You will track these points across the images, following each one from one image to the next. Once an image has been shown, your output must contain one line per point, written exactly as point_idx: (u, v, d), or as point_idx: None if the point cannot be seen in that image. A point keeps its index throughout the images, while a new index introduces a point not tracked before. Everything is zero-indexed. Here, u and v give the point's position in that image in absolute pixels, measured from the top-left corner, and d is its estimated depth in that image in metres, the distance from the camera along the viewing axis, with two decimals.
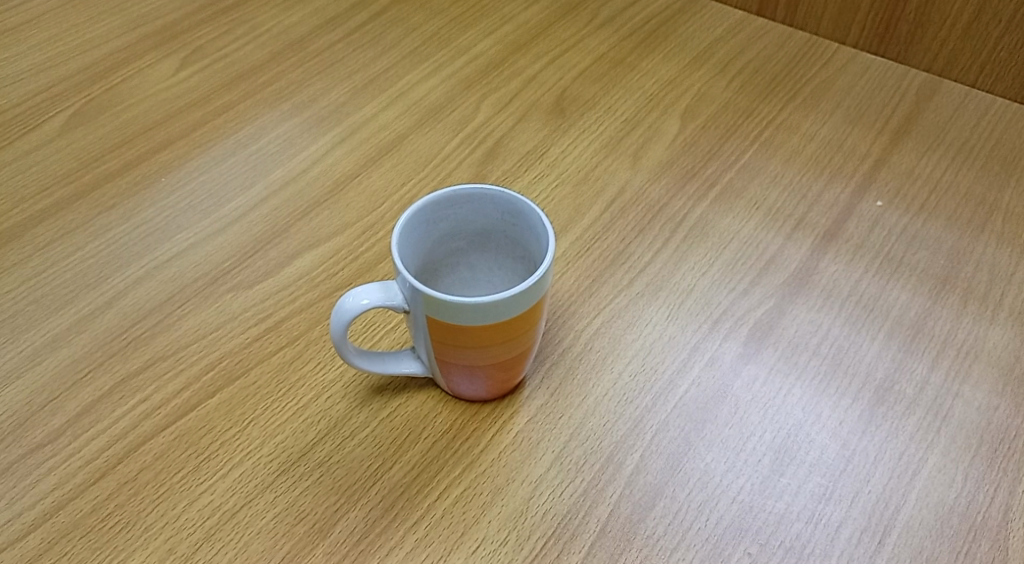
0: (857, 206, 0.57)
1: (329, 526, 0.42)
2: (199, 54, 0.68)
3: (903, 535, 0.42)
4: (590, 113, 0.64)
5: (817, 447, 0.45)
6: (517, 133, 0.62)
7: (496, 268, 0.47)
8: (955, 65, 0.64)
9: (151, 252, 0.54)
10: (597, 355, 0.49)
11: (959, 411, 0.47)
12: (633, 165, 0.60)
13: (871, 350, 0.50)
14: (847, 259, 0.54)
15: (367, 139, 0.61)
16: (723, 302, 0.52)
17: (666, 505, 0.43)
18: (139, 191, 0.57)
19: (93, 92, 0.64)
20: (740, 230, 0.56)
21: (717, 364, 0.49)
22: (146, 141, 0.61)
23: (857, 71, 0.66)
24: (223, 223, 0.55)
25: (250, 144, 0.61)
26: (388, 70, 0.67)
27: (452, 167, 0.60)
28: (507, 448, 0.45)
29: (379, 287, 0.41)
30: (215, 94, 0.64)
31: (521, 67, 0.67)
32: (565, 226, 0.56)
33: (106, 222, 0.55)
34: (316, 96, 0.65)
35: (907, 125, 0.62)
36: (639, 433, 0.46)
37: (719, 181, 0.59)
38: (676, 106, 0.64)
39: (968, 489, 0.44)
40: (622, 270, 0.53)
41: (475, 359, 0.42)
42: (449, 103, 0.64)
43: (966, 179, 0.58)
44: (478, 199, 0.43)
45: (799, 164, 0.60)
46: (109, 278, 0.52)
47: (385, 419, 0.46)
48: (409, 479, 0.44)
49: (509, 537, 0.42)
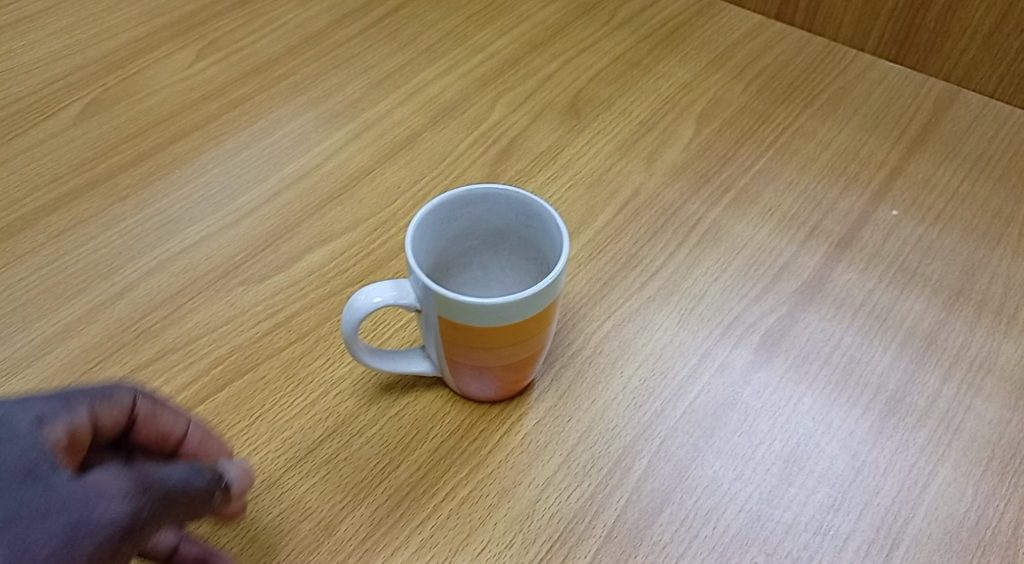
0: (872, 215, 0.57)
1: (335, 524, 0.42)
2: (215, 46, 0.67)
3: (910, 549, 0.42)
4: (605, 115, 0.63)
5: (826, 457, 0.45)
6: (532, 133, 0.62)
7: (507, 268, 0.47)
8: (974, 75, 0.64)
9: (163, 244, 0.54)
10: (607, 358, 0.49)
11: (971, 424, 0.46)
12: (647, 168, 0.59)
13: (882, 362, 0.49)
14: (860, 268, 0.54)
15: (381, 136, 0.61)
16: (734, 308, 0.51)
17: (673, 512, 0.43)
18: (153, 182, 0.57)
19: (109, 82, 0.64)
20: (753, 237, 0.55)
21: (727, 371, 0.48)
22: (160, 133, 0.61)
23: (875, 78, 0.66)
24: (235, 217, 0.55)
25: (264, 138, 0.61)
26: (404, 66, 0.67)
27: (465, 165, 0.59)
28: (514, 450, 0.45)
29: (391, 285, 0.41)
30: (230, 87, 0.64)
31: (537, 66, 0.67)
32: (577, 228, 0.56)
33: (119, 212, 0.55)
34: (331, 90, 0.65)
35: (924, 134, 0.62)
36: (647, 439, 0.46)
37: (733, 187, 0.59)
38: (691, 109, 0.64)
39: (977, 504, 0.43)
40: (633, 274, 0.53)
41: (485, 360, 0.42)
42: (463, 101, 0.64)
43: (983, 190, 0.58)
44: (491, 199, 0.43)
45: (815, 171, 0.59)
46: (121, 268, 0.52)
47: (393, 417, 0.46)
48: (416, 478, 0.44)
49: (514, 539, 0.42)
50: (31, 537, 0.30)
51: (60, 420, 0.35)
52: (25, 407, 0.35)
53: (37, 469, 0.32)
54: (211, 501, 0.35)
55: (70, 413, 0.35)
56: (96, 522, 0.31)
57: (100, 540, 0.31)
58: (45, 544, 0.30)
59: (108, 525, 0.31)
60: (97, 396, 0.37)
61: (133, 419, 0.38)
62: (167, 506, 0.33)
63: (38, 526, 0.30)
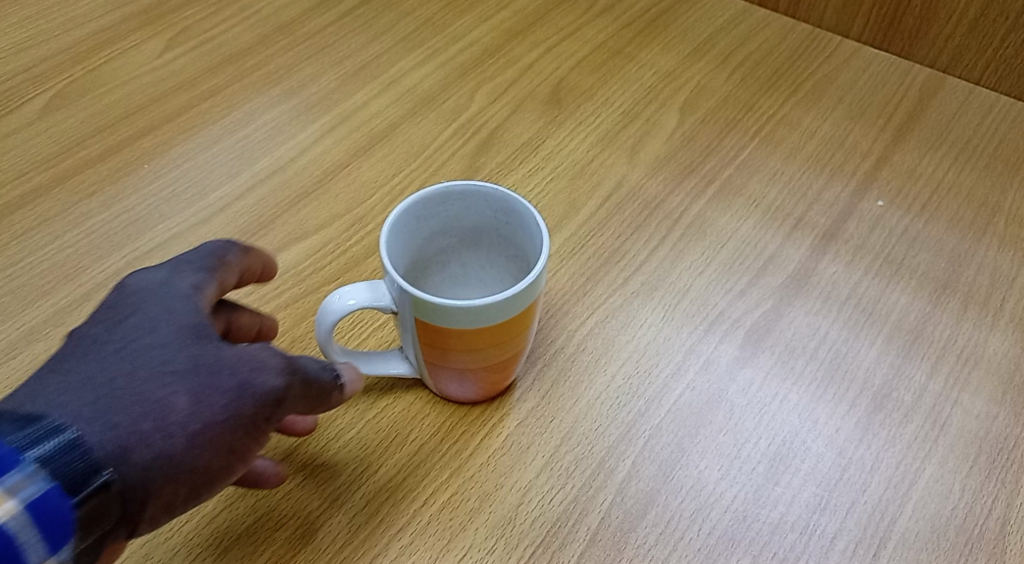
0: (857, 206, 0.56)
1: (311, 532, 0.41)
2: (185, 36, 0.65)
3: (898, 548, 0.41)
4: (587, 105, 0.62)
5: (813, 455, 0.45)
6: (512, 124, 0.60)
7: (487, 266, 0.46)
8: (960, 61, 0.63)
9: (133, 243, 0.52)
10: (589, 356, 0.48)
11: (958, 419, 0.46)
12: (630, 160, 0.58)
13: (869, 356, 0.49)
14: (845, 261, 0.53)
15: (357, 128, 0.60)
16: (719, 303, 0.51)
17: (658, 514, 0.42)
18: (121, 178, 0.56)
19: (74, 73, 0.62)
20: (738, 229, 0.55)
21: (713, 368, 0.48)
22: (129, 126, 0.59)
23: (860, 66, 0.65)
24: (206, 214, 0.54)
25: (236, 131, 0.59)
26: (381, 56, 0.65)
27: (444, 159, 0.58)
28: (496, 452, 0.44)
29: (366, 287, 0.40)
30: (201, 78, 0.62)
31: (517, 55, 0.65)
32: (559, 222, 0.55)
33: (85, 210, 0.54)
34: (305, 81, 0.63)
35: (909, 122, 0.61)
36: (631, 439, 0.45)
37: (717, 178, 0.58)
38: (675, 98, 0.63)
39: (965, 501, 0.43)
40: (617, 269, 0.52)
41: (465, 362, 0.41)
42: (442, 92, 0.62)
43: (969, 179, 0.57)
44: (469, 196, 0.42)
45: (800, 161, 0.58)
46: (88, 269, 0.51)
47: (371, 420, 0.45)
48: (395, 483, 0.43)
49: (496, 545, 0.41)
50: (208, 389, 0.33)
51: (205, 286, 0.37)
52: (177, 275, 0.37)
53: (206, 328, 0.35)
54: (332, 400, 0.38)
55: (208, 279, 0.38)
56: (259, 389, 0.34)
57: (258, 404, 0.34)
58: (219, 398, 0.33)
59: (266, 392, 0.34)
60: (221, 261, 0.39)
61: (242, 279, 0.41)
62: (307, 389, 0.36)
63: (214, 381, 0.34)
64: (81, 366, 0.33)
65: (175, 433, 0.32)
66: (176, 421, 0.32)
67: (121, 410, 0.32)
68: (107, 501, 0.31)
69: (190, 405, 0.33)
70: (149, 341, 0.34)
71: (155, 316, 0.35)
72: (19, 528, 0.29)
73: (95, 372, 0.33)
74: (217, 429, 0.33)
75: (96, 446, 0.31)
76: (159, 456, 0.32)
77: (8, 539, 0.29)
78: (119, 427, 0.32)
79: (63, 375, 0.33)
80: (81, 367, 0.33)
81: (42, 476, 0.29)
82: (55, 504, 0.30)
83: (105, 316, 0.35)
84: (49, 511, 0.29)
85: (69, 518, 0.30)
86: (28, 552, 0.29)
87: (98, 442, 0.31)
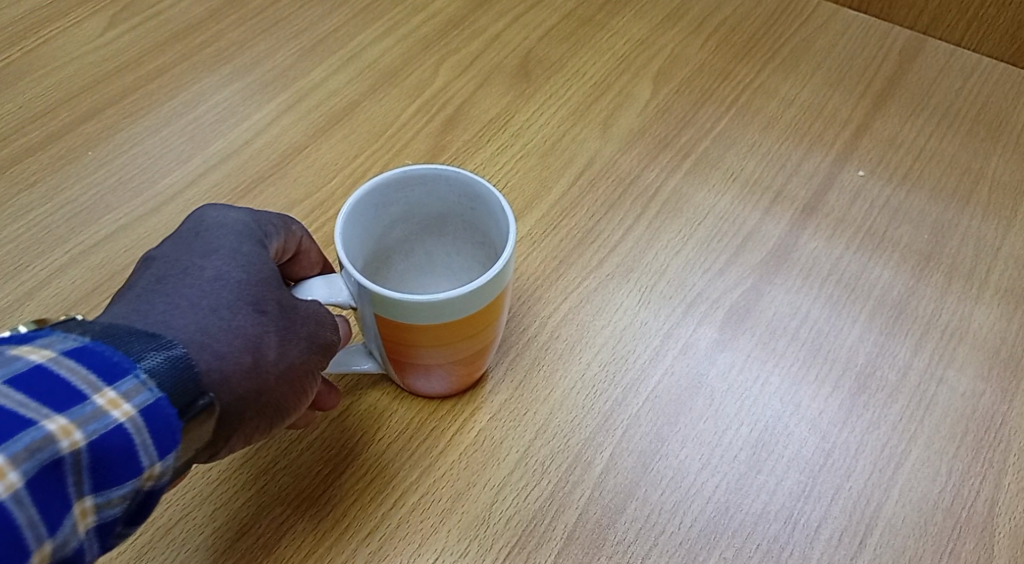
0: (837, 176, 0.54)
1: (274, 541, 0.39)
2: (130, 11, 0.61)
3: (884, 535, 0.40)
4: (557, 77, 0.59)
5: (796, 440, 0.43)
6: (479, 99, 0.58)
7: (454, 253, 0.44)
8: (940, 22, 0.60)
9: (77, 235, 0.49)
10: (563, 345, 0.46)
11: (944, 398, 0.45)
12: (602, 135, 0.56)
13: (852, 334, 0.47)
14: (826, 236, 0.51)
15: (315, 107, 0.57)
16: (697, 284, 0.49)
17: (637, 508, 0.40)
18: (63, 167, 0.52)
19: (10, 56, 0.58)
20: (716, 205, 0.52)
21: (691, 353, 0.46)
22: (70, 111, 0.55)
23: (838, 29, 0.62)
24: (156, 203, 0.51)
25: (186, 113, 0.56)
26: (338, 29, 0.62)
27: (408, 138, 0.55)
28: (468, 448, 0.42)
29: (323, 283, 0.37)
30: (147, 57, 0.59)
31: (483, 25, 0.62)
32: (530, 202, 0.52)
33: (25, 202, 0.50)
34: (259, 59, 0.59)
35: (890, 88, 0.59)
36: (609, 430, 0.43)
37: (693, 151, 0.55)
38: (648, 68, 0.60)
39: (952, 484, 0.42)
40: (591, 250, 0.50)
41: (434, 356, 0.39)
42: (404, 66, 0.59)
43: (952, 146, 0.55)
44: (429, 180, 0.39)
45: (778, 132, 0.56)
46: (30, 265, 0.48)
47: (336, 419, 0.43)
48: (362, 485, 0.41)
49: (470, 547, 0.39)
50: (290, 334, 0.34)
51: (277, 234, 0.37)
52: (257, 220, 0.37)
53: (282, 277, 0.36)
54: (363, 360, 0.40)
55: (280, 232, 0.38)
56: (323, 342, 0.36)
57: (320, 356, 0.36)
58: (297, 343, 0.34)
59: (325, 344, 0.36)
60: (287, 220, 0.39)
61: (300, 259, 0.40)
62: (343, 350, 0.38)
63: (295, 328, 0.34)
64: (183, 289, 0.32)
65: (267, 370, 0.33)
66: (268, 360, 0.33)
67: (224, 340, 0.31)
68: (206, 422, 0.30)
69: (279, 347, 0.33)
70: (241, 276, 0.33)
71: (245, 251, 0.34)
72: (134, 430, 0.27)
73: (194, 298, 0.32)
74: (296, 371, 0.34)
75: (205, 372, 0.30)
76: (253, 390, 0.32)
77: (124, 441, 0.27)
78: (225, 358, 0.31)
79: (165, 296, 0.32)
80: (180, 293, 0.32)
81: (154, 385, 0.28)
82: (166, 413, 0.28)
83: (187, 245, 0.34)
84: (158, 419, 0.28)
85: (176, 429, 0.29)
86: (139, 456, 0.28)
87: (206, 367, 0.31)
